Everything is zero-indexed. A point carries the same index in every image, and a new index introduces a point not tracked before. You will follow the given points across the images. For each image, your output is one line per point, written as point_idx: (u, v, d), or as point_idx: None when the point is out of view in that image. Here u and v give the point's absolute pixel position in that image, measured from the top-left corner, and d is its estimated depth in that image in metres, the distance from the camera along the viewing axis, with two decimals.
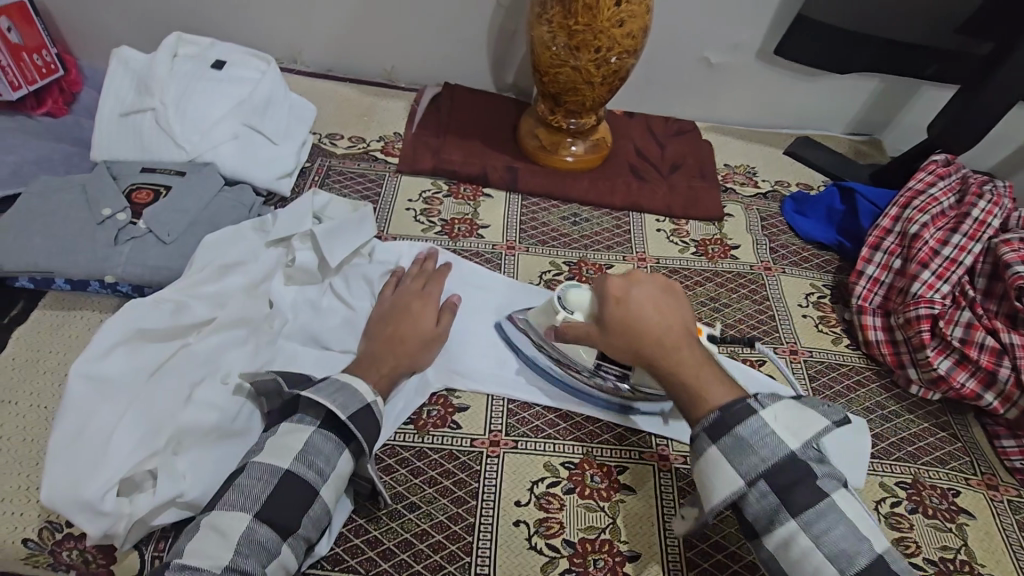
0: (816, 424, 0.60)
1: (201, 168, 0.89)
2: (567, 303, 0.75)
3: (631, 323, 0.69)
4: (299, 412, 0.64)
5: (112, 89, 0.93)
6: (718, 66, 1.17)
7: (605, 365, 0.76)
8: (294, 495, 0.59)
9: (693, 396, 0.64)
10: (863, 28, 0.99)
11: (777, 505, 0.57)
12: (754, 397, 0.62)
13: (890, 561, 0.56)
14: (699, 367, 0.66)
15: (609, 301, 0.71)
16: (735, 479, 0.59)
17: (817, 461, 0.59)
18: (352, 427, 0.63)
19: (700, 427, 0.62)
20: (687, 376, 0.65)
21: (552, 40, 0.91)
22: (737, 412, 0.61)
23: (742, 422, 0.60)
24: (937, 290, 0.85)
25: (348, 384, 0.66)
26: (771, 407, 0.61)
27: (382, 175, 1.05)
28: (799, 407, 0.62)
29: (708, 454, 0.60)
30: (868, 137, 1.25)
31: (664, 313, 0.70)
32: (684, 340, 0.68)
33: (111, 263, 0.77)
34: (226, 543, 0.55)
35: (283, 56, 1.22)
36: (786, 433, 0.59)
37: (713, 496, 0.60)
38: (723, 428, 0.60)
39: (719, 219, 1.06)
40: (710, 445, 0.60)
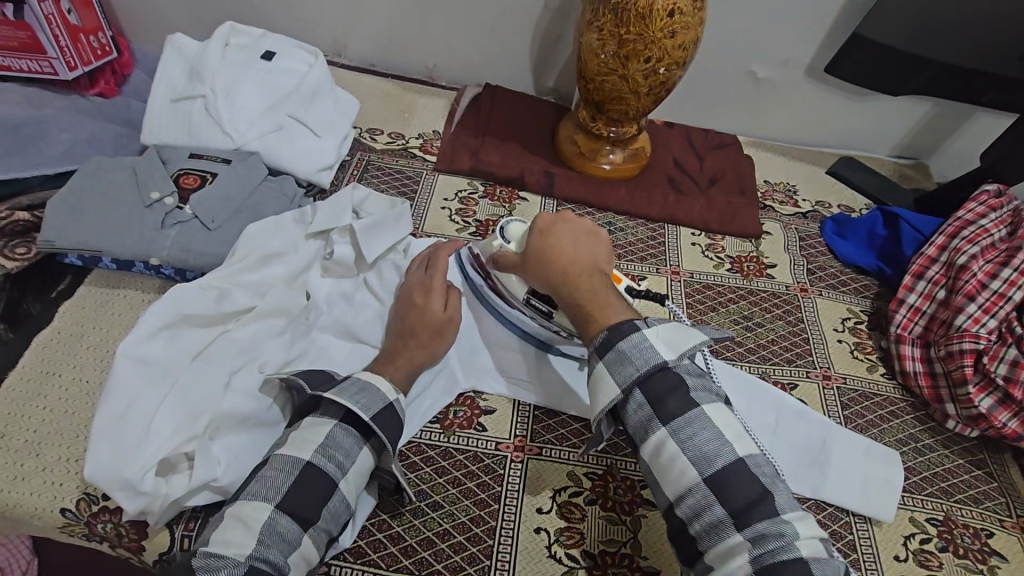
0: (692, 339, 0.60)
1: (246, 157, 0.91)
2: (505, 234, 0.78)
3: (547, 251, 0.68)
4: (323, 408, 0.65)
5: (165, 75, 0.95)
6: (765, 82, 1.15)
7: (534, 301, 0.76)
8: (318, 487, 0.59)
9: (586, 321, 0.64)
10: (924, 53, 0.97)
11: (650, 414, 0.57)
12: (644, 319, 0.61)
13: (752, 466, 0.54)
14: (597, 293, 0.64)
15: (534, 232, 0.71)
16: (611, 386, 0.59)
17: (694, 375, 0.59)
18: (372, 424, 0.64)
19: (591, 346, 0.62)
20: (585, 303, 0.64)
21: (601, 47, 0.91)
22: (624, 333, 0.60)
23: (625, 338, 0.59)
24: (983, 325, 0.83)
25: (372, 383, 0.66)
26: (655, 325, 0.61)
27: (419, 172, 1.05)
28: (684, 327, 0.61)
29: (597, 368, 0.61)
30: (914, 162, 1.22)
31: (584, 248, 0.68)
32: (593, 273, 0.66)
33: (157, 246, 0.79)
34: (250, 532, 0.56)
35: (328, 49, 1.24)
36: (660, 345, 0.59)
37: (596, 405, 0.60)
38: (608, 345, 0.60)
39: (757, 237, 1.04)
40: (597, 360, 0.61)
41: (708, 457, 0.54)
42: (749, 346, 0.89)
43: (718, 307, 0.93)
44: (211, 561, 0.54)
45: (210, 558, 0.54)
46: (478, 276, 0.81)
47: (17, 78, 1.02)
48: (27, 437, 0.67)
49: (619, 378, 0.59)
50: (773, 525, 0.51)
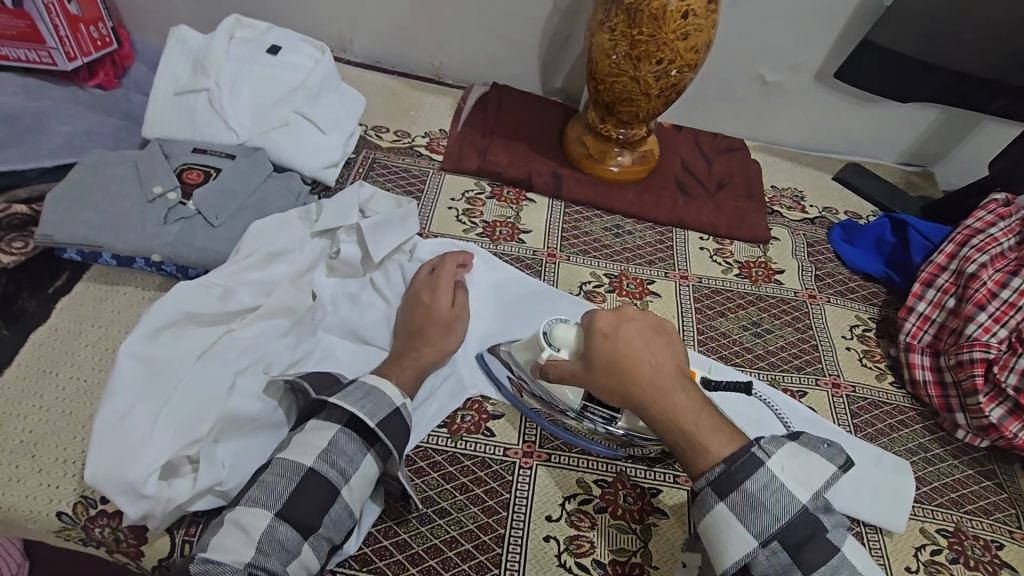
0: (820, 469, 0.58)
1: (251, 152, 0.89)
2: (552, 339, 0.71)
3: (620, 363, 0.64)
4: (326, 412, 0.63)
5: (168, 67, 0.93)
6: (774, 86, 1.15)
7: (591, 408, 0.72)
8: (320, 494, 0.58)
9: (689, 448, 0.60)
10: (933, 59, 0.96)
11: (790, 563, 0.54)
12: (758, 445, 0.58)
13: None
14: (695, 413, 0.61)
15: (596, 336, 0.67)
16: (745, 537, 0.55)
17: (824, 510, 0.56)
18: (376, 431, 0.62)
19: (704, 482, 0.58)
20: (684, 426, 0.60)
21: (612, 48, 0.89)
22: (745, 467, 0.57)
23: (751, 476, 0.56)
24: (993, 335, 0.82)
25: (377, 387, 0.64)
26: (777, 456, 0.57)
27: (425, 171, 1.04)
28: (805, 453, 0.58)
29: (716, 512, 0.57)
30: (920, 169, 1.22)
31: (657, 352, 0.65)
32: (678, 383, 0.63)
33: (159, 242, 0.77)
34: (248, 539, 0.55)
35: (333, 45, 1.22)
36: (793, 484, 0.56)
37: (723, 559, 0.56)
38: (731, 484, 0.56)
39: (765, 243, 1.04)
40: (717, 501, 0.57)
41: None
42: (758, 353, 0.88)
43: (727, 313, 0.92)
44: (208, 567, 0.52)
45: (208, 565, 0.53)
46: (520, 389, 0.77)
47: (14, 68, 1.00)
48: (23, 437, 0.65)
49: (751, 524, 0.55)
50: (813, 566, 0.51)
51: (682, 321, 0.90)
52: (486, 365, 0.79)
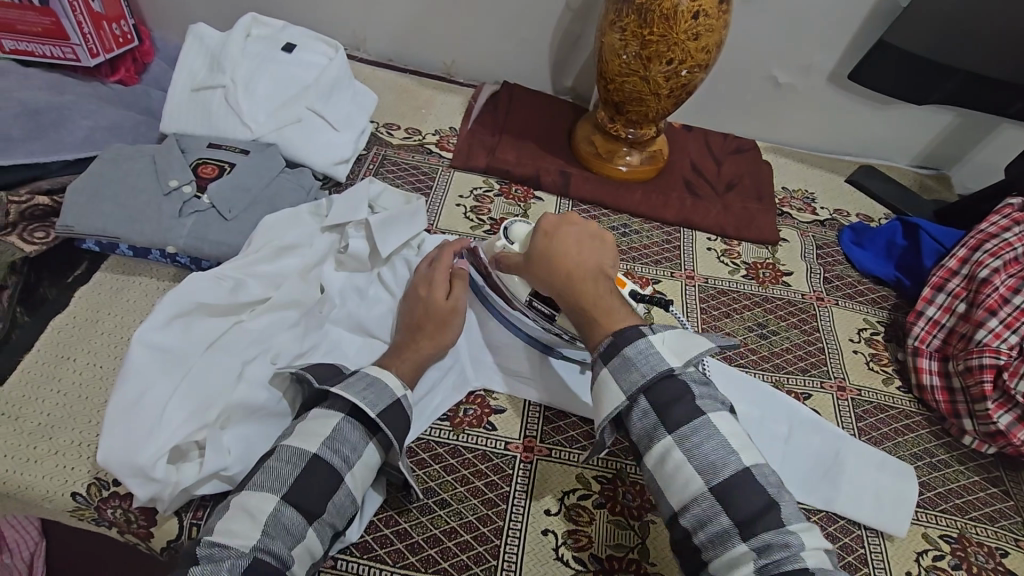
0: (702, 346, 0.62)
1: (264, 148, 0.91)
2: (511, 234, 0.78)
3: (551, 255, 0.68)
4: (330, 401, 0.65)
5: (186, 64, 0.96)
6: (786, 87, 1.14)
7: (538, 304, 0.76)
8: (324, 481, 0.59)
9: (592, 325, 0.64)
10: (950, 61, 0.95)
11: (655, 422, 0.58)
12: (648, 325, 0.63)
13: (757, 473, 0.55)
14: (601, 298, 0.65)
15: (537, 234, 0.70)
16: (618, 394, 0.60)
17: (698, 382, 0.60)
18: (379, 421, 0.64)
19: (596, 351, 0.63)
20: (588, 307, 0.65)
21: (623, 48, 0.90)
22: (629, 338, 0.61)
23: (631, 343, 0.61)
24: (1005, 340, 0.81)
25: (379, 378, 0.66)
26: (659, 330, 0.62)
27: (435, 169, 1.05)
28: (688, 334, 0.63)
29: (602, 376, 0.62)
30: (935, 172, 1.21)
31: (589, 251, 0.68)
32: (598, 277, 0.66)
33: (174, 234, 0.80)
34: (254, 523, 0.56)
35: (347, 43, 1.24)
36: (669, 352, 0.61)
37: (601, 411, 0.61)
38: (613, 351, 0.61)
39: (774, 244, 1.03)
40: (602, 367, 0.62)
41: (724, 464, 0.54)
42: (763, 354, 0.88)
43: (732, 314, 0.92)
44: (214, 550, 0.54)
45: (215, 548, 0.54)
46: (478, 277, 0.81)
47: (40, 65, 1.03)
48: (41, 420, 0.67)
49: (626, 383, 0.60)
50: (779, 535, 0.52)
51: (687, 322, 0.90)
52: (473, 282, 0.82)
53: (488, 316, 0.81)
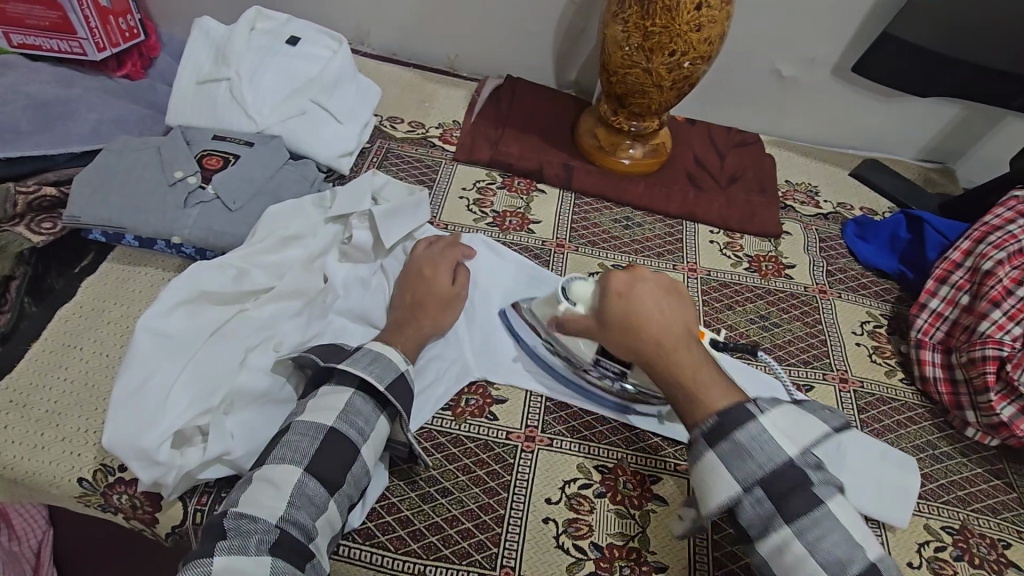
0: (814, 431, 0.58)
1: (268, 140, 0.92)
2: (568, 294, 0.74)
3: (629, 318, 0.66)
4: (337, 377, 0.65)
5: (191, 57, 0.96)
6: (791, 80, 1.14)
7: (606, 360, 0.74)
8: (342, 453, 0.60)
9: (688, 394, 0.61)
10: (954, 52, 0.94)
11: (771, 510, 0.54)
12: (753, 402, 0.59)
13: (884, 570, 0.52)
14: (695, 368, 0.62)
15: (609, 296, 0.69)
16: (731, 482, 0.56)
17: (815, 469, 0.56)
18: (388, 397, 0.64)
19: (698, 431, 0.58)
20: (686, 379, 0.62)
21: (625, 40, 0.90)
22: (737, 419, 0.57)
23: (740, 427, 0.57)
24: (1008, 332, 0.80)
25: (382, 352, 0.67)
26: (769, 412, 0.58)
27: (438, 162, 1.06)
28: (801, 412, 0.59)
29: (707, 459, 0.57)
30: (940, 165, 1.20)
31: (665, 310, 0.67)
32: (684, 340, 0.64)
33: (179, 224, 0.80)
34: (279, 494, 0.57)
35: (351, 37, 1.24)
36: (782, 436, 0.57)
37: (709, 501, 0.57)
38: (720, 434, 0.57)
39: (776, 237, 1.03)
40: (708, 449, 0.57)
41: (746, 457, 0.56)
42: (765, 346, 0.88)
43: (735, 306, 0.92)
44: (241, 522, 0.54)
45: (241, 520, 0.55)
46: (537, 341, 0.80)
47: (48, 59, 1.04)
48: (48, 407, 0.68)
49: None
50: None
51: None
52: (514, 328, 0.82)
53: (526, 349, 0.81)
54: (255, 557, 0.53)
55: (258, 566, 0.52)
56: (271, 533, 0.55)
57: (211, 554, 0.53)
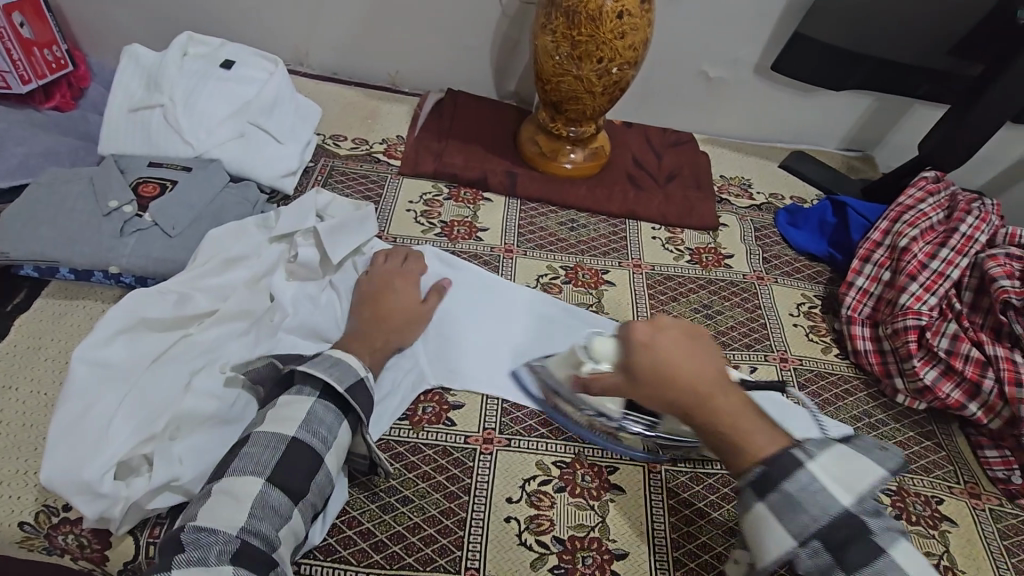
0: (871, 472, 0.53)
1: (207, 164, 0.91)
2: (591, 353, 0.69)
3: (661, 370, 0.58)
4: (297, 384, 0.64)
5: (122, 85, 0.95)
6: (717, 81, 1.20)
7: (635, 415, 0.75)
8: (304, 462, 0.60)
9: (731, 448, 0.55)
10: (858, 49, 1.01)
11: (828, 565, 0.51)
12: (799, 446, 0.54)
13: None
14: (735, 416, 0.55)
15: (637, 347, 0.61)
16: (785, 538, 0.52)
17: (874, 515, 0.52)
18: (348, 398, 0.64)
19: (744, 482, 0.53)
20: (729, 431, 0.55)
21: (555, 49, 0.93)
22: (784, 468, 0.52)
23: (788, 476, 0.52)
24: (925, 303, 0.87)
25: (343, 358, 0.67)
26: (818, 457, 0.53)
27: (384, 177, 1.07)
28: (853, 458, 0.54)
29: (756, 511, 0.53)
30: (859, 154, 1.29)
31: (696, 357, 0.59)
32: (720, 387, 0.57)
33: (116, 253, 0.78)
34: (240, 506, 0.55)
35: (290, 59, 1.24)
36: (836, 486, 0.52)
37: (763, 555, 0.53)
38: (768, 484, 0.52)
39: (714, 229, 1.08)
40: (755, 501, 0.53)
41: (797, 507, 0.51)
42: (709, 333, 0.92)
43: (679, 297, 0.96)
44: (201, 535, 0.53)
45: (200, 532, 0.54)
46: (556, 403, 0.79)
47: None
48: None
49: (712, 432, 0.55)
50: None
51: (637, 309, 0.93)
52: (529, 389, 0.81)
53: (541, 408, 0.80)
54: (215, 567, 0.51)
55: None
56: (232, 542, 0.53)
57: (169, 569, 0.51)
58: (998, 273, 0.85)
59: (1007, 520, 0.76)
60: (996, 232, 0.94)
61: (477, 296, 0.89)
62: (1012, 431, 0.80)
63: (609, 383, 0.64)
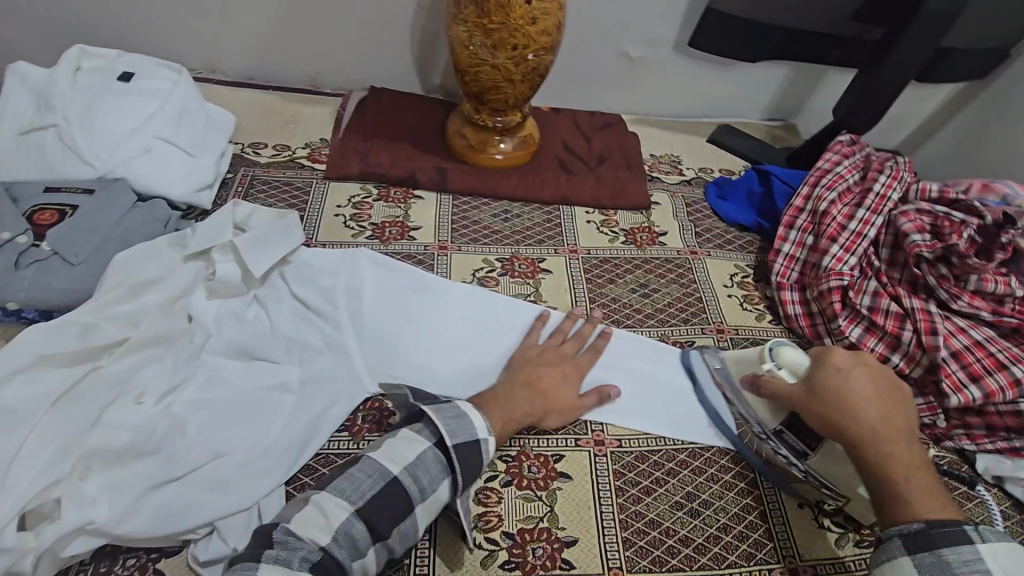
0: None
1: (110, 184, 0.86)
2: (776, 356, 0.74)
3: (844, 394, 0.66)
4: (421, 424, 0.63)
5: (8, 107, 0.88)
6: (639, 61, 1.20)
7: (787, 434, 0.74)
8: (395, 505, 0.57)
9: (888, 490, 0.59)
10: (768, 19, 1.02)
11: None
12: (972, 525, 0.54)
13: None
14: (910, 470, 0.60)
15: (827, 368, 0.68)
16: None
17: None
18: (455, 453, 0.61)
19: (896, 530, 0.56)
20: (893, 475, 0.60)
21: (469, 39, 0.92)
22: (949, 534, 0.53)
23: (950, 543, 0.52)
24: (846, 263, 0.90)
25: (468, 413, 0.64)
26: (991, 541, 0.52)
27: (309, 182, 1.03)
28: None
29: (898, 563, 0.53)
30: (782, 122, 1.32)
31: (887, 405, 0.65)
32: (902, 438, 0.62)
33: (12, 288, 0.74)
34: (326, 525, 0.54)
35: (200, 66, 1.19)
36: (1000, 573, 0.50)
37: None
38: (920, 539, 0.53)
39: (647, 208, 1.09)
40: (902, 552, 0.54)
41: (942, 570, 0.51)
42: (647, 312, 0.93)
43: (616, 279, 0.97)
44: (291, 538, 0.53)
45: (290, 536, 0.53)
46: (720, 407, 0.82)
47: None
48: None
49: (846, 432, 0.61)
50: None
51: (575, 294, 0.94)
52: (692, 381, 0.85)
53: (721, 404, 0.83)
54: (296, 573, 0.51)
55: None
56: (313, 554, 0.52)
57: (256, 561, 0.51)
58: (909, 228, 0.89)
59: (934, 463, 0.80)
60: (907, 188, 0.98)
61: (416, 295, 0.86)
62: (931, 377, 0.82)
63: (784, 395, 0.71)
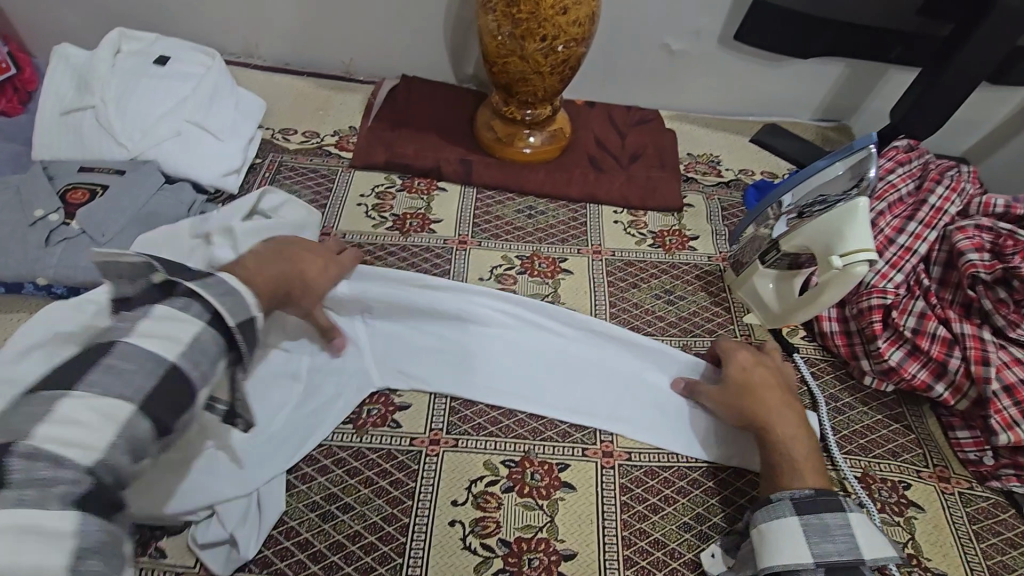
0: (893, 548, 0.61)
1: (140, 166, 0.88)
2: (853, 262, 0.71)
3: (746, 388, 0.72)
4: (176, 300, 0.54)
5: (52, 88, 0.92)
6: (680, 54, 1.14)
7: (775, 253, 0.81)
8: (175, 395, 0.50)
9: (789, 467, 0.66)
10: (822, 11, 0.94)
11: None
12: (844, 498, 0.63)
13: None
14: (795, 448, 0.68)
15: (734, 366, 0.75)
16: (799, 552, 0.59)
17: None
18: (235, 333, 0.56)
19: (786, 495, 0.63)
20: (779, 454, 0.67)
21: (497, 28, 0.89)
22: (830, 502, 0.62)
23: (833, 512, 0.61)
24: (891, 280, 0.83)
25: (242, 291, 0.58)
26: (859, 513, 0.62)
27: (335, 170, 1.03)
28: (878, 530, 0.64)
29: (788, 521, 0.61)
30: (835, 123, 1.23)
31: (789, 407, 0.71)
32: (801, 425, 0.70)
33: (42, 264, 0.76)
34: (95, 432, 0.45)
35: (239, 51, 1.20)
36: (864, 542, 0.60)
37: (775, 558, 0.60)
38: (812, 507, 0.62)
39: (679, 210, 1.04)
40: (791, 513, 0.62)
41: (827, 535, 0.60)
42: (669, 320, 0.89)
43: (639, 283, 0.93)
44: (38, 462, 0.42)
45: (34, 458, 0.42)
46: (802, 192, 0.79)
47: None
48: None
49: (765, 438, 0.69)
50: None
51: (595, 297, 0.90)
52: (849, 152, 0.76)
53: (830, 177, 0.77)
54: (55, 513, 0.41)
55: (59, 522, 0.41)
56: (80, 484, 0.43)
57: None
58: (966, 245, 0.82)
59: (978, 504, 0.73)
60: (969, 201, 0.91)
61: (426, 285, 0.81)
62: (980, 412, 0.76)
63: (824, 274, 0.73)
